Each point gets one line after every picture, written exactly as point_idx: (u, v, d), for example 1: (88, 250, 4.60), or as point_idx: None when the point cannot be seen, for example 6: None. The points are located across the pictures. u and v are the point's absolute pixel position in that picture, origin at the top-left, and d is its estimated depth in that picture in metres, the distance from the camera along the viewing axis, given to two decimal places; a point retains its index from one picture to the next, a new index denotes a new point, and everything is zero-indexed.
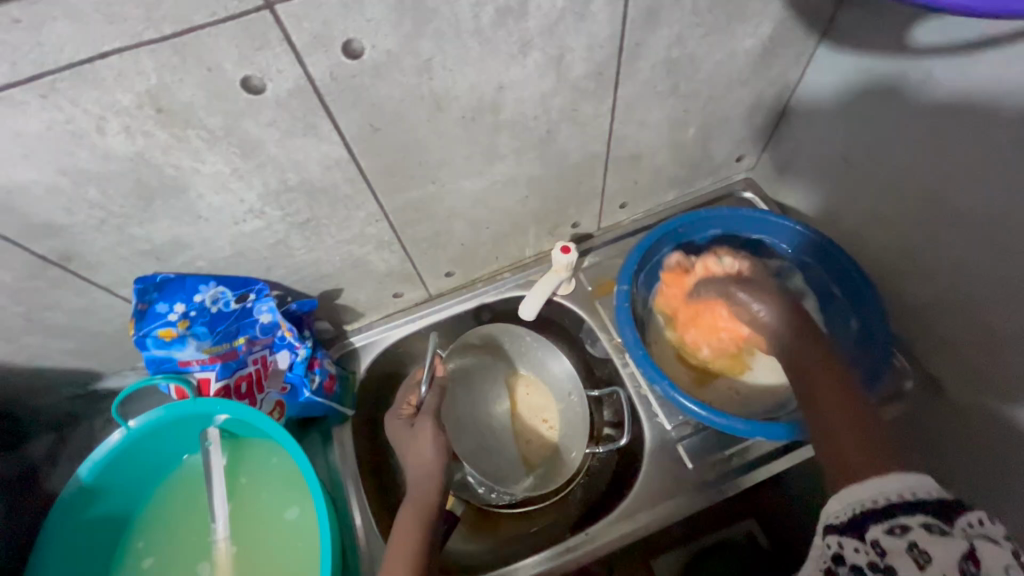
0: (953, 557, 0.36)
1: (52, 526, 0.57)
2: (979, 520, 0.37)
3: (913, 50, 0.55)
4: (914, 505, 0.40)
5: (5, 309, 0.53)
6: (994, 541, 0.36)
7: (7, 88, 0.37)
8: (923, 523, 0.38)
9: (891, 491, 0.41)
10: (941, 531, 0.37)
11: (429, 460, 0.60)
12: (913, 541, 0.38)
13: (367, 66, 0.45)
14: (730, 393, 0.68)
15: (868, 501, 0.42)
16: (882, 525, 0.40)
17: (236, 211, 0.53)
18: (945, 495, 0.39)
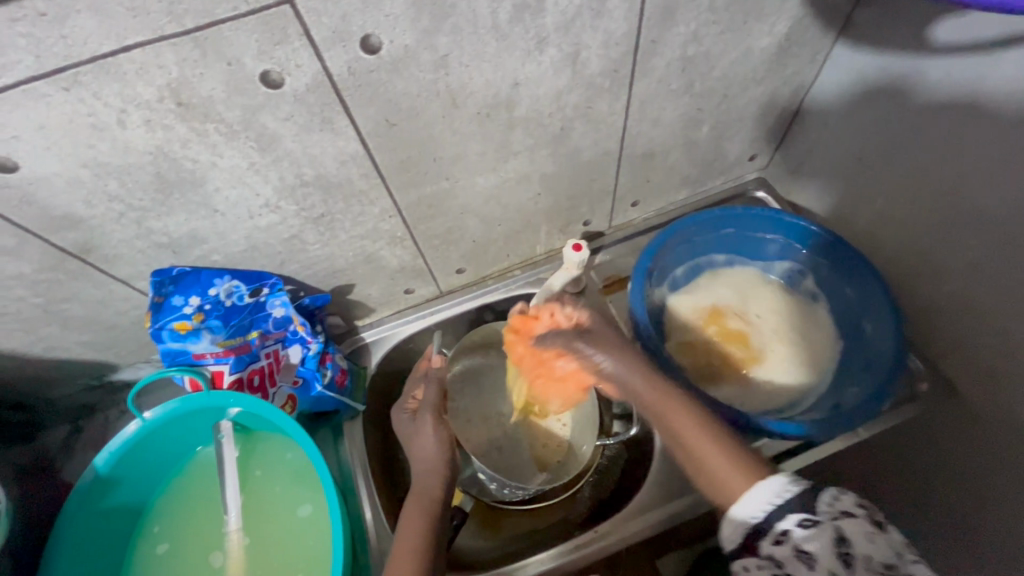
0: (830, 546, 0.41)
1: (67, 516, 0.58)
2: (835, 497, 0.43)
3: (932, 49, 0.55)
4: (786, 506, 0.43)
5: (24, 300, 0.54)
6: (850, 515, 0.41)
7: (32, 81, 0.37)
8: (797, 523, 0.42)
9: (766, 499, 0.44)
10: (813, 523, 0.42)
11: (430, 457, 0.61)
12: (796, 544, 0.42)
13: (384, 61, 0.45)
14: (765, 389, 0.67)
15: (750, 519, 0.44)
16: (770, 539, 0.43)
17: (252, 205, 0.53)
18: (805, 487, 0.44)
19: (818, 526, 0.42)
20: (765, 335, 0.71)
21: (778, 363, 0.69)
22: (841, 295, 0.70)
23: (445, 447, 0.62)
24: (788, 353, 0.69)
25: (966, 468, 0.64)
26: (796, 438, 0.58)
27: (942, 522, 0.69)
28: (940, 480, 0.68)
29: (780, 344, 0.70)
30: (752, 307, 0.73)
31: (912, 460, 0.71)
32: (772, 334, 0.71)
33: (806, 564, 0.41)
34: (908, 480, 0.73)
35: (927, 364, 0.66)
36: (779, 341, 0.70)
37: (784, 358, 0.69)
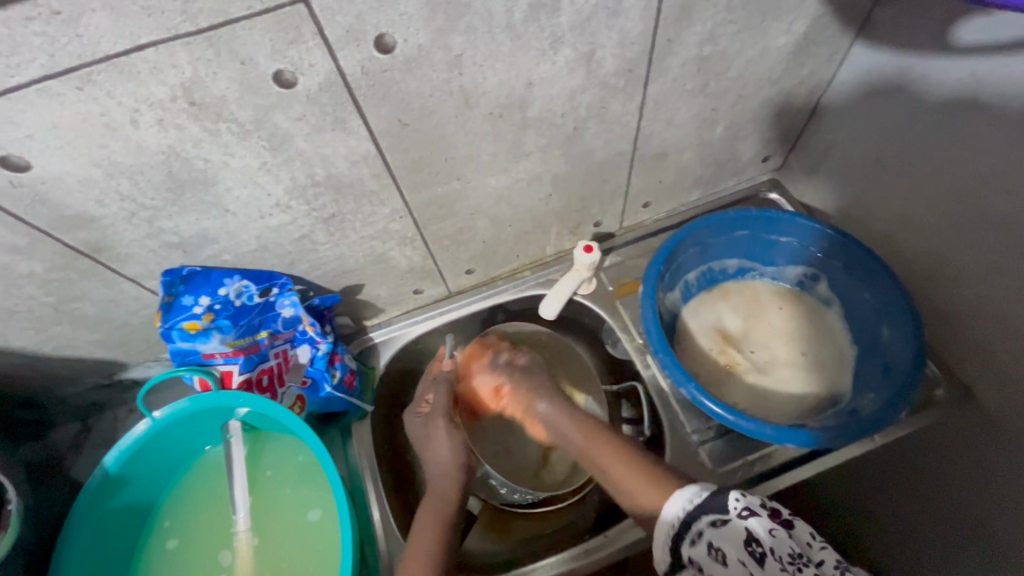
0: (740, 543, 0.44)
1: (77, 515, 0.58)
2: (742, 495, 0.46)
3: (953, 50, 0.54)
4: (699, 510, 0.46)
5: (35, 299, 0.54)
6: (755, 511, 0.45)
7: (45, 80, 0.37)
8: (709, 523, 0.45)
9: (685, 506, 0.47)
10: (723, 523, 0.45)
11: (445, 460, 0.63)
12: (709, 544, 0.45)
13: (398, 61, 0.44)
14: (767, 401, 0.67)
15: (670, 528, 0.47)
16: (688, 542, 0.46)
17: (263, 205, 0.53)
18: (716, 490, 0.47)
19: (728, 527, 0.44)
20: (762, 351, 0.70)
21: (788, 379, 0.68)
22: (856, 298, 0.69)
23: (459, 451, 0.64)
24: (796, 367, 0.69)
25: (983, 475, 0.63)
26: (814, 445, 0.57)
27: (955, 530, 0.68)
28: (955, 487, 0.67)
29: (782, 360, 0.70)
30: (758, 322, 0.73)
31: (926, 467, 0.70)
32: (780, 349, 0.70)
33: (720, 560, 0.44)
34: (922, 487, 0.71)
35: (943, 370, 0.65)
36: (788, 356, 0.70)
37: (794, 372, 0.69)
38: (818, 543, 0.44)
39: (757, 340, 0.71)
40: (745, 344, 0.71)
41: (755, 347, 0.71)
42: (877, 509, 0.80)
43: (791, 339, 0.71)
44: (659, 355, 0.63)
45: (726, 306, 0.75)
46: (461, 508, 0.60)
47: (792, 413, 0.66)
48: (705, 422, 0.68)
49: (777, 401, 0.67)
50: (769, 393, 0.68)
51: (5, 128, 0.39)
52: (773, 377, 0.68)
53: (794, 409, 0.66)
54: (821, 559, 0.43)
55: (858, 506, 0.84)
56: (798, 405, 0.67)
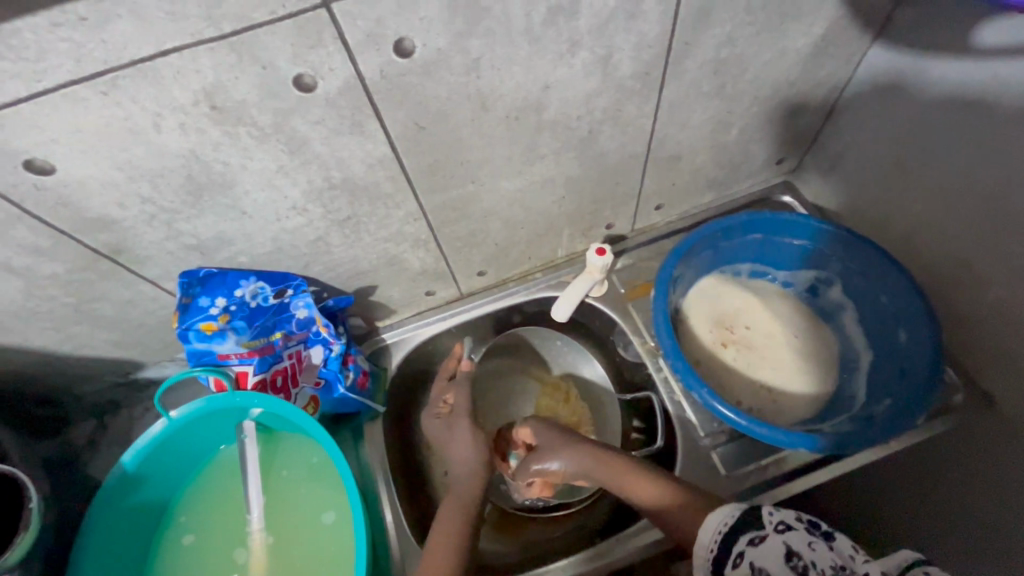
0: (779, 556, 0.42)
1: (95, 513, 0.59)
2: (775, 511, 0.46)
3: (976, 53, 0.53)
4: (735, 529, 0.46)
5: (56, 300, 0.54)
6: (790, 523, 0.44)
7: (71, 85, 0.37)
8: (747, 542, 0.44)
9: (719, 526, 0.47)
10: (761, 539, 0.44)
11: (468, 461, 0.63)
12: (751, 564, 0.43)
13: (417, 65, 0.45)
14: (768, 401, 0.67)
15: (708, 552, 0.47)
16: (730, 564, 0.45)
17: (280, 208, 0.53)
18: (749, 509, 0.47)
19: (766, 541, 0.44)
20: (763, 352, 0.70)
21: (784, 364, 0.69)
22: (872, 302, 0.68)
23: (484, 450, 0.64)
24: (796, 360, 0.70)
25: (1001, 482, 0.62)
26: (831, 450, 0.57)
27: (969, 536, 0.68)
28: (972, 492, 0.66)
29: (783, 360, 0.69)
30: (748, 310, 0.73)
31: (943, 472, 0.69)
32: (773, 336, 0.71)
33: None
34: (938, 492, 0.71)
35: (961, 375, 0.64)
36: (781, 342, 0.71)
37: (789, 356, 0.70)
38: (865, 557, 0.41)
39: (749, 329, 0.72)
40: (738, 335, 0.71)
41: (749, 337, 0.71)
42: (892, 514, 0.80)
43: (785, 326, 0.72)
44: (676, 364, 0.62)
45: (715, 297, 0.74)
46: (478, 510, 0.60)
47: (798, 398, 0.68)
48: (718, 426, 0.68)
49: (782, 387, 0.68)
50: (772, 382, 0.68)
51: (31, 132, 0.39)
52: (771, 364, 0.69)
53: (798, 392, 0.68)
54: (868, 571, 0.40)
55: (873, 511, 0.83)
56: (799, 387, 0.68)
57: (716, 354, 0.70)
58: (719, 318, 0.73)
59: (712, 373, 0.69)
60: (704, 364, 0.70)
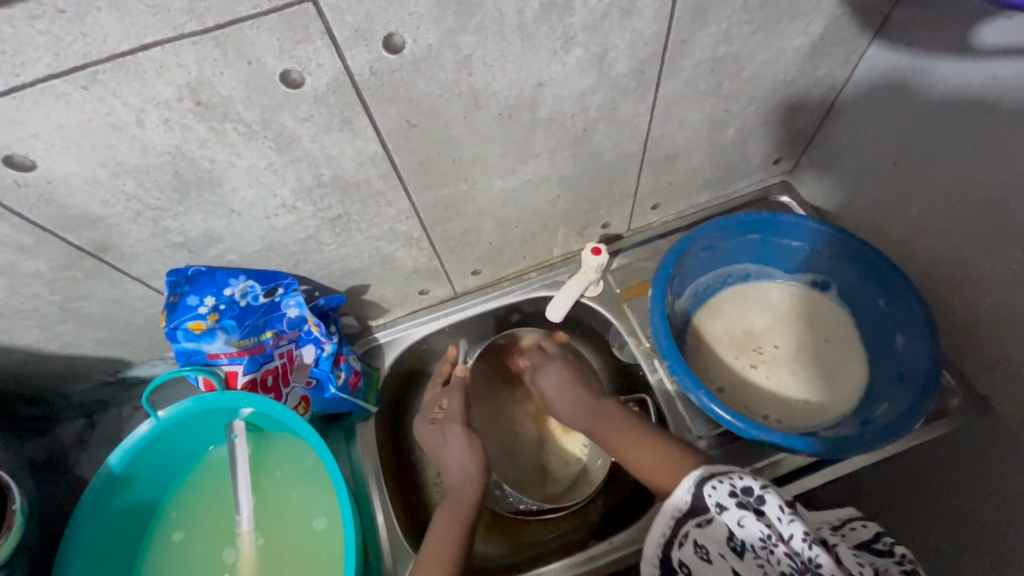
0: (720, 537, 0.44)
1: (81, 515, 0.58)
2: (713, 489, 0.45)
3: (976, 53, 0.52)
4: (680, 515, 0.47)
5: (41, 298, 0.54)
6: (725, 504, 0.44)
7: (51, 79, 0.36)
8: (691, 524, 0.46)
9: (671, 512, 0.47)
10: (704, 521, 0.46)
11: (461, 466, 0.62)
12: (693, 544, 0.45)
13: (407, 61, 0.44)
14: (781, 411, 0.66)
15: (659, 537, 0.47)
16: (676, 545, 0.46)
17: (269, 206, 0.52)
18: (691, 491, 0.47)
19: (709, 524, 0.45)
20: (781, 362, 0.69)
21: (816, 376, 0.68)
22: (869, 304, 0.68)
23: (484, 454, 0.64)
24: (815, 375, 0.68)
25: (998, 486, 0.62)
26: (826, 454, 0.56)
27: (964, 539, 0.67)
28: (970, 496, 0.65)
29: (801, 373, 0.68)
30: (772, 327, 0.72)
31: (939, 475, 0.69)
32: (801, 350, 0.70)
33: (705, 558, 0.44)
34: (936, 496, 0.70)
35: (959, 379, 0.64)
36: (810, 355, 0.69)
37: (807, 370, 0.68)
38: (791, 516, 0.42)
39: (778, 347, 0.70)
40: (767, 353, 0.69)
41: (779, 354, 0.69)
42: (889, 517, 0.79)
43: (812, 336, 0.71)
44: (672, 367, 0.61)
45: (735, 317, 0.73)
46: (475, 515, 0.59)
47: (837, 407, 0.66)
48: (714, 427, 0.67)
49: (818, 398, 0.67)
50: (806, 396, 0.67)
51: (10, 127, 0.38)
52: (793, 371, 0.68)
53: (837, 401, 0.66)
54: (791, 534, 0.42)
55: (869, 513, 0.83)
56: (835, 395, 0.67)
57: (746, 377, 0.68)
58: (744, 338, 0.71)
59: (744, 395, 0.67)
60: (737, 388, 0.68)
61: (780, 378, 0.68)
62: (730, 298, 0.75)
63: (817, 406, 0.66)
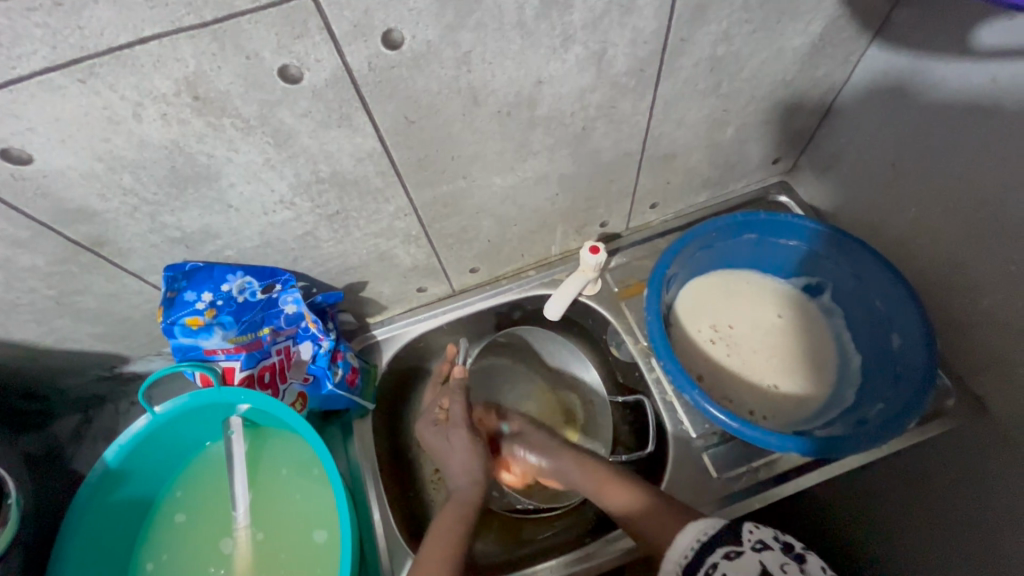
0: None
1: (78, 509, 0.58)
2: (754, 529, 0.48)
3: (974, 54, 0.53)
4: (713, 540, 0.49)
5: (37, 292, 0.53)
6: (767, 543, 0.47)
7: (48, 72, 0.36)
8: (725, 552, 0.47)
9: (698, 535, 0.49)
10: (737, 553, 0.47)
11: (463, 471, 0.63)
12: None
13: (406, 57, 0.44)
14: (771, 397, 0.66)
15: (681, 559, 0.49)
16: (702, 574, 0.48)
17: (266, 202, 0.52)
18: (731, 523, 0.49)
19: (742, 556, 0.46)
20: (746, 343, 0.70)
21: (775, 350, 0.69)
22: (865, 304, 0.68)
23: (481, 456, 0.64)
24: (783, 358, 0.69)
25: (990, 486, 0.62)
26: (820, 453, 0.56)
27: (956, 538, 0.68)
28: (962, 498, 0.66)
29: (769, 354, 0.69)
30: (730, 311, 0.72)
31: (932, 476, 0.69)
32: (759, 327, 0.71)
33: None
34: (927, 498, 0.71)
35: (954, 380, 0.64)
36: (767, 332, 0.71)
37: (777, 353, 0.69)
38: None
39: (733, 327, 0.71)
40: (724, 333, 0.70)
41: (736, 333, 0.70)
42: (882, 518, 0.80)
43: (767, 312, 0.72)
44: (669, 368, 0.61)
45: (694, 300, 0.72)
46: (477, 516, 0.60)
47: (809, 383, 0.68)
48: (710, 427, 0.67)
49: (782, 372, 0.68)
50: (773, 370, 0.68)
51: (7, 120, 0.38)
52: (758, 351, 0.69)
53: (815, 380, 0.68)
54: None
55: (863, 515, 0.83)
56: (800, 369, 0.68)
57: (716, 363, 0.68)
58: (702, 320, 0.71)
59: (720, 384, 0.67)
60: (709, 378, 0.68)
61: (754, 360, 0.69)
62: (691, 285, 0.73)
63: (802, 397, 0.67)
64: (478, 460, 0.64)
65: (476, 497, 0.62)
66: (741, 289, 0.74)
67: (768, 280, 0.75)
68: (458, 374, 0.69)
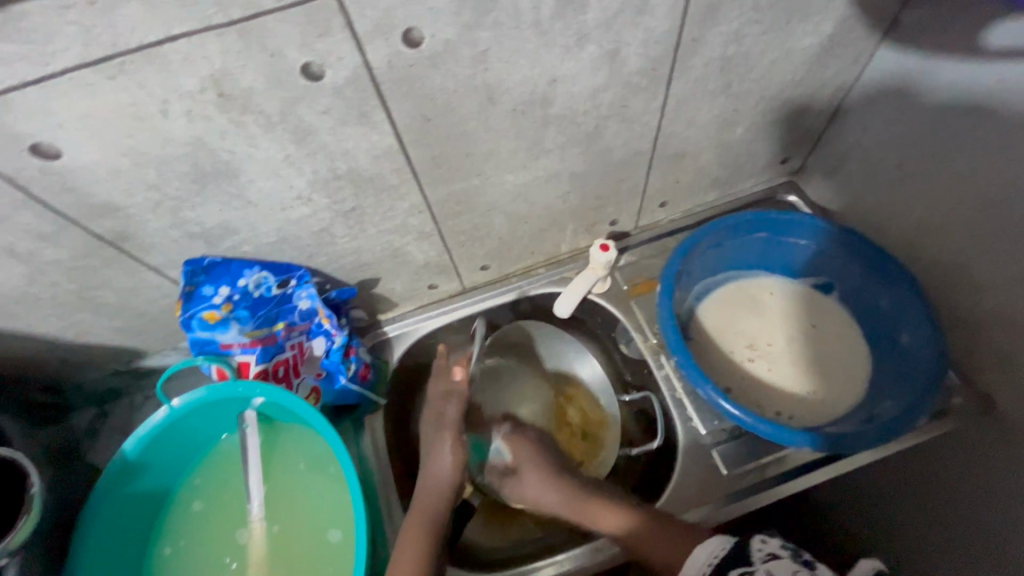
0: None
1: (97, 499, 0.59)
2: (763, 542, 0.45)
3: (983, 54, 0.53)
4: (725, 563, 0.45)
5: (59, 286, 0.54)
6: (776, 554, 0.43)
7: (79, 69, 0.37)
8: (735, 575, 0.44)
9: (711, 558, 0.47)
10: (746, 572, 0.44)
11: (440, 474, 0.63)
12: None
13: (424, 56, 0.44)
14: (800, 402, 0.66)
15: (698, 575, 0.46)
16: None
17: (284, 198, 0.53)
18: (739, 541, 0.46)
19: None
20: (783, 359, 0.69)
21: (807, 364, 0.69)
22: (874, 303, 0.68)
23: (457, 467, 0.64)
24: (817, 369, 0.68)
25: (996, 485, 0.62)
26: (830, 449, 0.57)
27: (964, 538, 0.68)
28: (969, 499, 0.66)
29: (803, 365, 0.68)
30: (765, 328, 0.72)
31: (939, 476, 0.70)
32: (794, 338, 0.70)
33: None
34: (934, 497, 0.71)
35: (962, 379, 0.64)
36: (803, 344, 0.70)
37: (809, 363, 0.69)
38: None
39: (770, 345, 0.70)
40: (761, 351, 0.70)
41: (773, 349, 0.70)
42: (888, 517, 0.80)
43: (801, 324, 0.72)
44: (682, 364, 0.62)
45: (724, 321, 0.72)
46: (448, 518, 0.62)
47: (839, 392, 0.66)
48: (719, 424, 0.68)
49: (815, 382, 0.67)
50: (806, 380, 0.67)
51: (38, 116, 0.39)
52: (794, 364, 0.68)
53: (843, 388, 0.67)
54: None
55: (870, 515, 0.83)
56: (829, 378, 0.67)
57: (752, 378, 0.68)
58: (734, 338, 0.71)
59: (753, 395, 0.67)
60: (740, 391, 0.67)
61: (787, 372, 0.68)
62: (718, 302, 0.74)
63: (823, 401, 0.66)
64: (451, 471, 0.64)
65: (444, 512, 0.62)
66: (776, 305, 0.74)
67: (784, 284, 0.75)
68: (457, 377, 0.68)
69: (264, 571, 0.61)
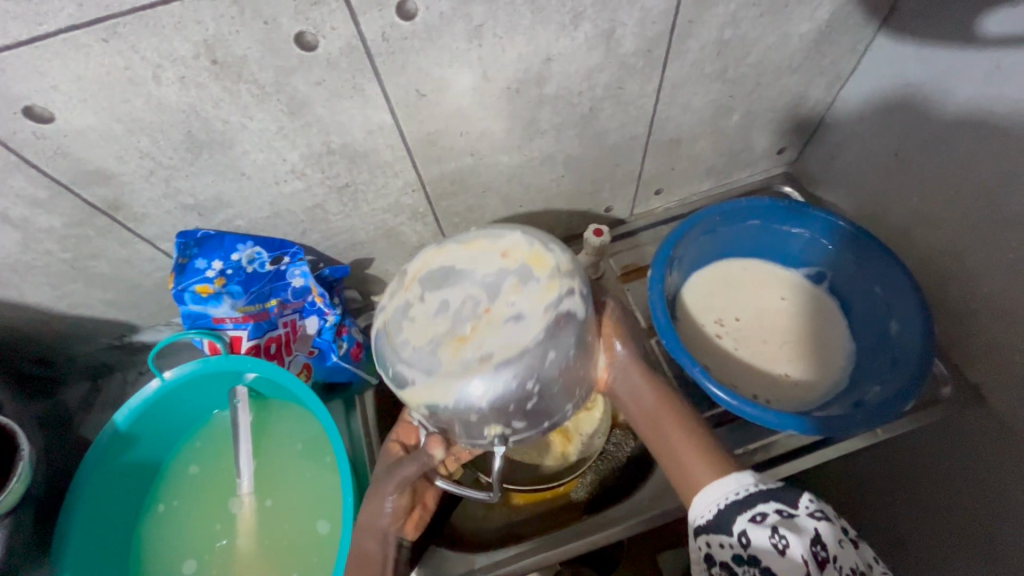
0: (805, 541, 0.40)
1: (88, 467, 0.59)
2: (810, 500, 0.42)
3: (980, 41, 0.53)
4: (766, 492, 0.43)
5: (53, 255, 0.55)
6: (825, 515, 0.41)
7: (73, 30, 0.37)
8: (776, 509, 0.41)
9: (744, 487, 0.43)
10: (790, 514, 0.41)
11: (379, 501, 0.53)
12: (771, 530, 0.40)
13: (419, 29, 0.45)
14: (786, 387, 0.66)
15: (722, 500, 0.44)
16: (744, 519, 0.42)
17: (278, 171, 0.53)
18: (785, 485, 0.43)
19: (796, 519, 0.41)
20: (753, 334, 0.70)
21: (782, 335, 0.70)
22: (865, 293, 0.69)
23: (397, 517, 0.51)
24: (794, 349, 0.69)
25: (986, 473, 0.62)
26: (818, 432, 0.57)
27: (951, 525, 0.68)
28: (961, 488, 0.66)
29: (780, 344, 0.69)
30: (734, 304, 0.73)
31: (930, 467, 0.70)
32: (762, 313, 0.72)
33: (777, 546, 0.40)
34: (924, 487, 0.71)
35: (952, 369, 0.65)
36: (772, 320, 0.71)
37: (787, 345, 0.69)
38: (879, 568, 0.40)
39: (739, 320, 0.71)
40: (730, 326, 0.70)
41: (742, 325, 0.71)
42: (880, 509, 0.80)
43: (769, 299, 0.73)
44: (673, 348, 0.61)
45: (699, 300, 0.73)
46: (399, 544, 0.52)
47: (816, 366, 0.68)
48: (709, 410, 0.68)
49: (797, 362, 0.68)
50: (784, 358, 0.68)
51: (31, 77, 0.39)
52: (768, 341, 0.69)
53: (822, 364, 0.68)
54: None
55: (861, 506, 0.83)
56: (803, 353, 0.69)
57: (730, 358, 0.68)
58: (705, 315, 0.71)
59: (730, 375, 0.67)
60: (718, 368, 0.67)
61: (764, 350, 0.69)
62: (693, 282, 0.74)
63: (807, 383, 0.67)
64: (390, 521, 0.51)
65: (379, 545, 0.51)
66: (748, 284, 0.74)
67: (760, 262, 0.76)
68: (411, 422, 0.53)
69: (253, 544, 0.61)
